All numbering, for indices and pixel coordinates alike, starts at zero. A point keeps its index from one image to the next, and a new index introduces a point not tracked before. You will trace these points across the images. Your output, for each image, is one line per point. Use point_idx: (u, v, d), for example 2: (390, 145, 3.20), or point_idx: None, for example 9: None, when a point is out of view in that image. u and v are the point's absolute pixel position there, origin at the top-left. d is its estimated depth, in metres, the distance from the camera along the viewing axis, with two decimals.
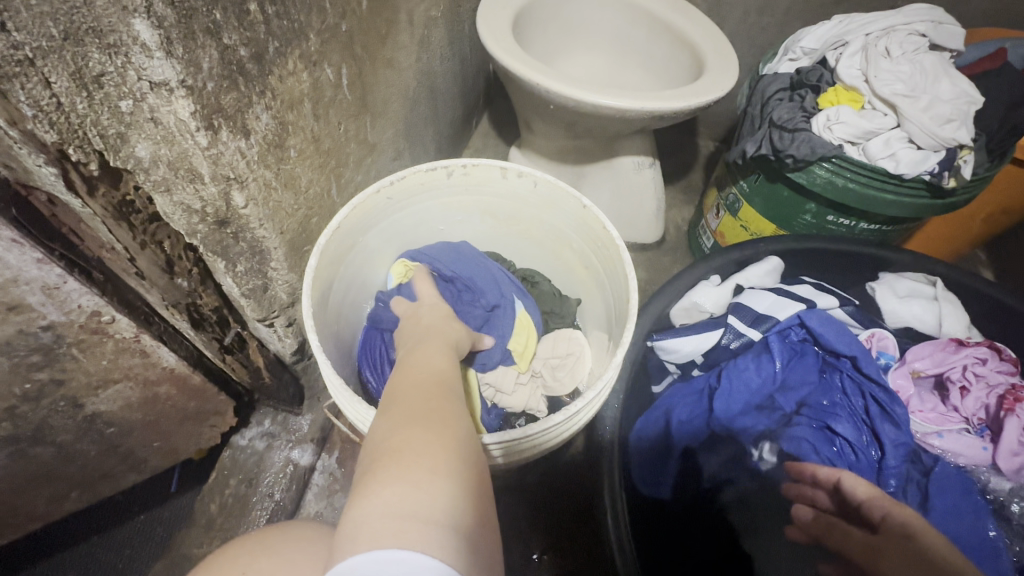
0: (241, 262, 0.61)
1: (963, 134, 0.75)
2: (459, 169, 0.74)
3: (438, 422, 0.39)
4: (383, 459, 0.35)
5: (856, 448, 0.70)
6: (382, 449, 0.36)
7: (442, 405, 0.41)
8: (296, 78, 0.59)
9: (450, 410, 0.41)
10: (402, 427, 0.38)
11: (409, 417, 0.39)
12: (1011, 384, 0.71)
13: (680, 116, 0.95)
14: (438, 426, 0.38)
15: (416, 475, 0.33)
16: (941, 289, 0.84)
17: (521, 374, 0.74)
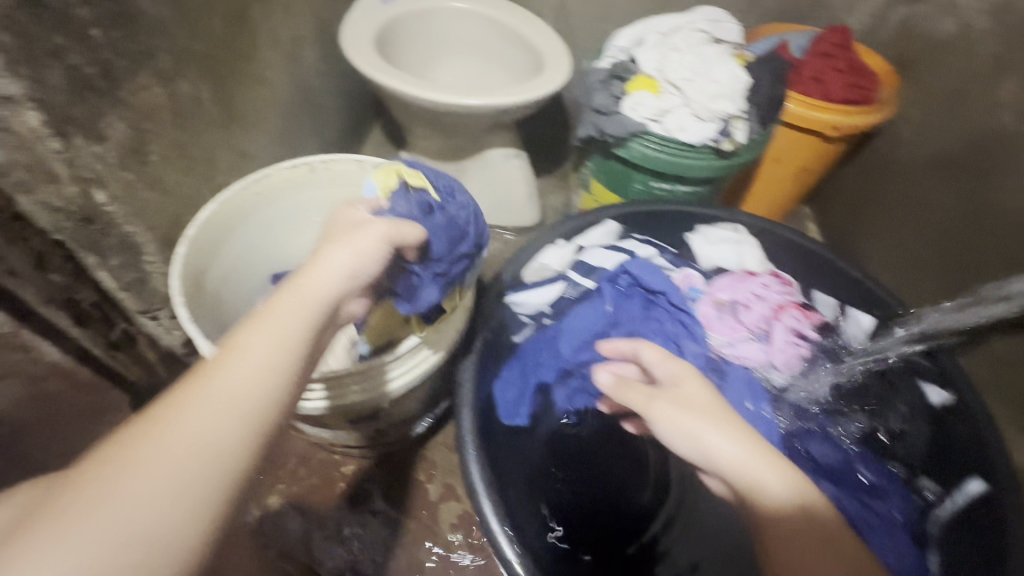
0: (113, 256, 0.69)
1: (730, 107, 0.95)
2: (321, 164, 0.85)
3: (167, 458, 0.35)
4: (76, 491, 0.33)
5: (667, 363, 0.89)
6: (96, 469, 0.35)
7: (195, 428, 0.36)
8: (150, 92, 0.67)
9: (199, 438, 0.36)
10: (126, 452, 0.35)
11: (145, 438, 0.36)
12: (782, 301, 0.89)
13: (526, 108, 1.10)
14: (160, 462, 0.35)
15: (80, 534, 0.32)
16: (742, 232, 1.01)
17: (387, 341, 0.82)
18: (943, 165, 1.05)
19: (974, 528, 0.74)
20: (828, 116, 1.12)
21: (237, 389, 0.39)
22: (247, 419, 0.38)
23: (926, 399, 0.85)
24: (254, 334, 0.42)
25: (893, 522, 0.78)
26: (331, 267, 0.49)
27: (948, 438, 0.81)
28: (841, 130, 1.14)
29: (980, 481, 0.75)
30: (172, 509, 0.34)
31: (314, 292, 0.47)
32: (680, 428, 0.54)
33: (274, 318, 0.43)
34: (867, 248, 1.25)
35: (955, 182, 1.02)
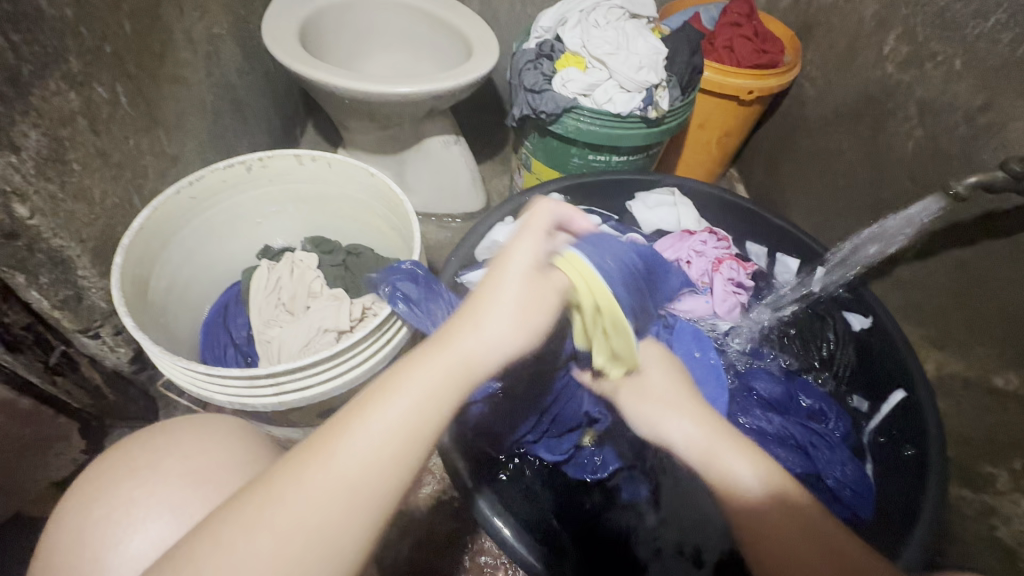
0: (44, 274, 0.66)
1: (653, 77, 1.00)
2: (257, 163, 0.83)
3: (300, 532, 0.38)
4: (256, 522, 0.37)
5: None
6: (235, 517, 0.38)
7: (336, 503, 0.39)
8: (63, 98, 0.64)
9: (334, 513, 0.38)
10: (270, 509, 0.38)
11: (288, 501, 0.38)
12: (720, 253, 0.97)
13: (459, 93, 1.12)
14: (293, 537, 0.37)
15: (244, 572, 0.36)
16: (678, 196, 1.08)
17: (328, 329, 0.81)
18: (844, 117, 1.16)
19: (901, 430, 0.83)
20: (742, 82, 1.20)
21: (379, 474, 0.40)
22: (380, 500, 0.40)
23: (849, 326, 0.94)
24: (401, 406, 0.42)
25: (834, 437, 0.86)
26: (482, 336, 0.46)
27: (873, 358, 0.91)
28: (755, 95, 1.22)
29: (901, 391, 0.84)
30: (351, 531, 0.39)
31: (462, 365, 0.44)
32: (644, 415, 0.61)
33: (418, 392, 0.42)
34: (790, 199, 1.36)
35: (855, 131, 1.13)
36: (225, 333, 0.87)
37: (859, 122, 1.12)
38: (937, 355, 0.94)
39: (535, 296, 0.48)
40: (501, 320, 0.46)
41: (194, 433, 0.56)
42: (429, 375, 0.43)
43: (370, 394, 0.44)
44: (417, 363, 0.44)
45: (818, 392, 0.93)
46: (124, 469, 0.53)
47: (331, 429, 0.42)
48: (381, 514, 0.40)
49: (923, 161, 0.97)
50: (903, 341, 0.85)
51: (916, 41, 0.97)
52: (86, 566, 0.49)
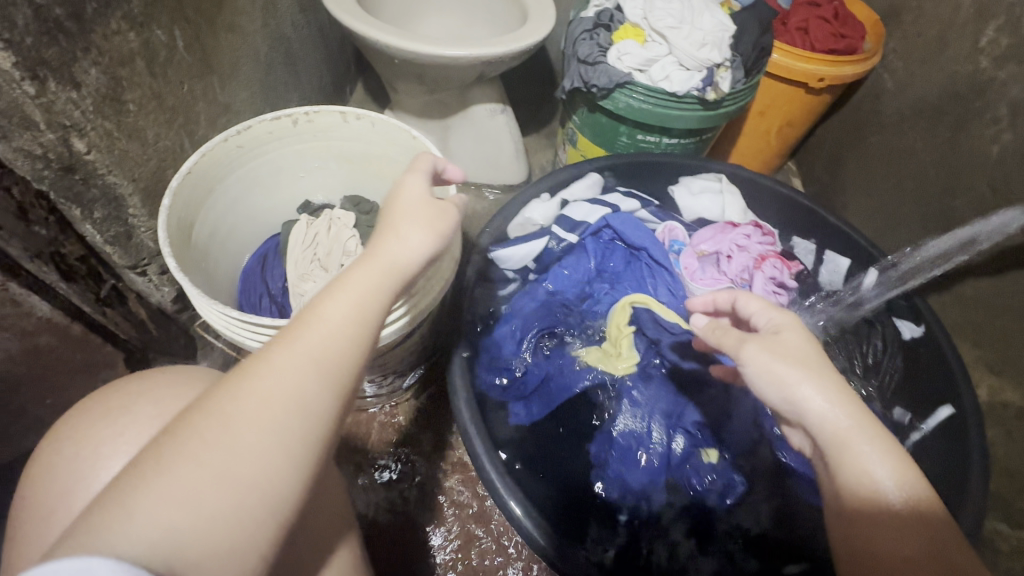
0: (98, 209, 0.69)
1: (716, 55, 0.94)
2: (303, 116, 0.83)
3: (262, 414, 0.40)
4: (201, 416, 0.39)
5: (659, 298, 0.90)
6: (190, 424, 0.39)
7: (287, 387, 0.41)
8: (123, 38, 0.65)
9: (289, 395, 0.41)
10: (223, 407, 0.39)
11: (241, 398, 0.40)
12: (764, 250, 0.90)
13: (511, 61, 1.09)
14: (251, 426, 0.39)
15: (193, 455, 0.37)
16: (724, 183, 1.03)
17: None
18: (924, 114, 1.06)
19: (943, 455, 0.78)
20: (812, 68, 1.11)
21: (315, 367, 0.42)
22: (329, 380, 0.42)
23: (899, 334, 0.89)
24: (338, 300, 0.45)
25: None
26: (403, 245, 0.50)
27: (922, 374, 0.85)
28: (824, 83, 1.13)
29: (948, 408, 0.79)
30: (298, 414, 0.41)
31: (387, 266, 0.48)
32: (773, 375, 0.50)
33: (352, 286, 0.46)
34: (850, 197, 1.27)
35: (933, 129, 1.04)
36: (262, 282, 0.90)
37: (938, 121, 1.03)
38: (992, 380, 0.87)
39: (436, 211, 0.53)
40: (417, 228, 0.51)
41: (163, 375, 0.58)
42: (359, 274, 0.47)
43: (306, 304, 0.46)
44: (345, 271, 0.48)
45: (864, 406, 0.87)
46: (95, 411, 0.54)
47: (272, 339, 0.44)
48: (333, 395, 0.43)
49: (1009, 168, 0.89)
50: (957, 359, 0.80)
51: (1021, 34, 0.87)
52: (48, 507, 0.48)
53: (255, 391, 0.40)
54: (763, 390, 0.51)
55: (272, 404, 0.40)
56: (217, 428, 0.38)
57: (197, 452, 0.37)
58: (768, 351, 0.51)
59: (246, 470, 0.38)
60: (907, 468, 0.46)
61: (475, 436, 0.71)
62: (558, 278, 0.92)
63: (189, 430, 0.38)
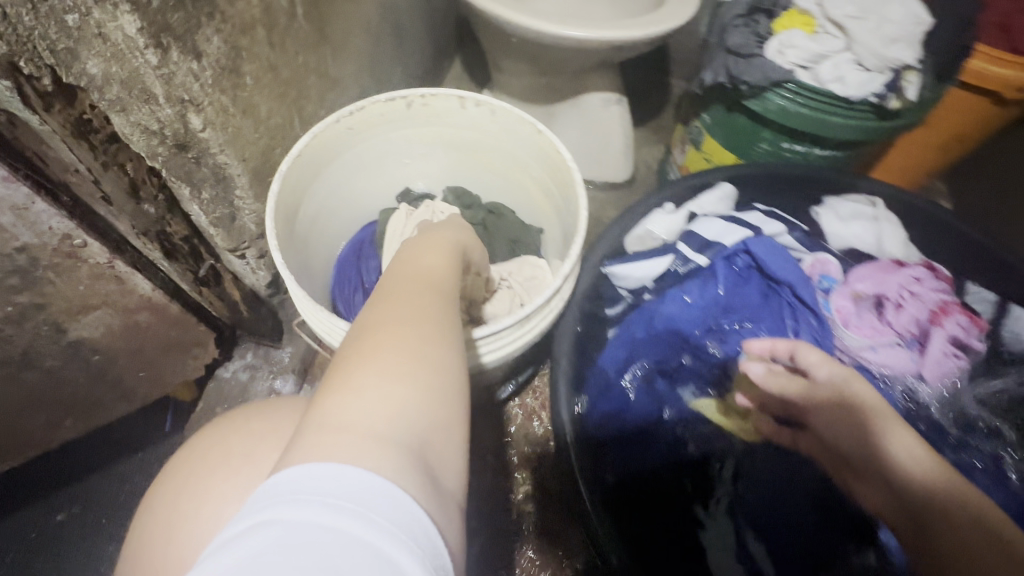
0: (206, 189, 0.65)
1: (909, 55, 0.78)
2: (418, 99, 0.75)
3: (405, 307, 0.40)
4: (351, 336, 0.38)
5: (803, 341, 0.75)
6: (335, 371, 0.34)
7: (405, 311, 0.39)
8: (246, 2, 0.59)
9: (419, 294, 0.42)
10: (355, 345, 0.36)
11: (373, 332, 0.37)
12: (940, 300, 0.75)
13: (641, 46, 0.96)
14: (396, 346, 0.35)
15: (368, 349, 0.35)
16: (882, 209, 0.87)
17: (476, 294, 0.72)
18: None
19: None
20: (1012, 74, 0.91)
21: (428, 281, 0.45)
22: (445, 288, 0.44)
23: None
24: (413, 264, 0.47)
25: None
26: (447, 229, 0.60)
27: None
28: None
29: None
30: (437, 305, 0.41)
31: (442, 237, 0.56)
32: (811, 397, 0.66)
33: (423, 255, 0.50)
34: None
35: None
36: (357, 274, 0.84)
37: None
38: None
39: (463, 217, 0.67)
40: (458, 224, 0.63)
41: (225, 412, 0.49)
42: (423, 251, 0.51)
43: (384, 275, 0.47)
44: (406, 252, 0.51)
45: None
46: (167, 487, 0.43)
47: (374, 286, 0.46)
48: (451, 296, 0.44)
49: None
50: None
51: None
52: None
53: (387, 300, 0.41)
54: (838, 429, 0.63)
55: (411, 303, 0.40)
56: (372, 329, 0.37)
57: (369, 344, 0.36)
58: (802, 384, 0.67)
59: (423, 343, 0.36)
60: (908, 433, 0.59)
61: (580, 475, 0.64)
62: (674, 303, 0.79)
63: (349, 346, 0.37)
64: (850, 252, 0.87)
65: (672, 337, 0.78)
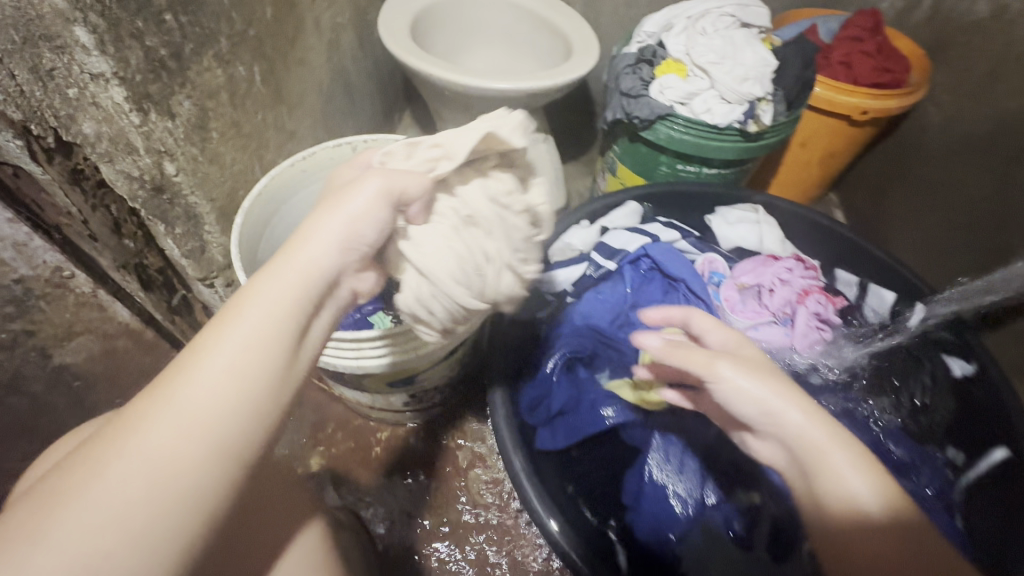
0: (178, 226, 0.75)
1: (758, 89, 0.96)
2: (362, 144, 0.90)
3: (204, 385, 0.38)
4: (144, 403, 0.38)
5: None
6: (95, 458, 0.37)
7: (187, 418, 0.37)
8: (212, 73, 0.73)
9: (212, 371, 0.38)
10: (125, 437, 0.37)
11: (142, 428, 0.37)
12: (807, 284, 0.91)
13: (553, 93, 1.13)
14: (153, 461, 0.36)
15: (134, 440, 0.37)
16: (762, 214, 1.03)
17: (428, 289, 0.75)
18: (974, 148, 1.05)
19: (989, 501, 0.78)
20: (855, 101, 1.12)
21: (244, 344, 0.39)
22: (270, 319, 0.40)
23: (949, 371, 0.88)
24: (239, 319, 0.40)
25: (929, 499, 0.81)
26: (336, 218, 0.44)
27: (975, 415, 0.83)
28: (869, 115, 1.13)
29: (1003, 450, 0.78)
30: (220, 394, 0.38)
31: (306, 256, 0.43)
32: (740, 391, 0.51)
33: (268, 280, 0.41)
34: (895, 232, 1.25)
35: (985, 163, 1.02)
36: None
37: (993, 154, 1.01)
38: None
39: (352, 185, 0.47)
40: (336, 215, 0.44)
41: None
42: (267, 283, 0.41)
43: (210, 320, 0.41)
44: (251, 280, 0.42)
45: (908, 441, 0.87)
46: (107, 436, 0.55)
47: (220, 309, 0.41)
48: (277, 353, 0.40)
49: None
50: (1010, 397, 0.78)
51: None
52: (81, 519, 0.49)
53: (177, 374, 0.39)
54: (740, 407, 0.51)
55: (195, 381, 0.38)
56: (150, 414, 0.37)
57: (141, 428, 0.37)
58: (738, 366, 0.52)
59: (188, 440, 0.37)
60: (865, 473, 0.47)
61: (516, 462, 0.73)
62: (591, 303, 0.94)
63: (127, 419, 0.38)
64: (740, 250, 1.03)
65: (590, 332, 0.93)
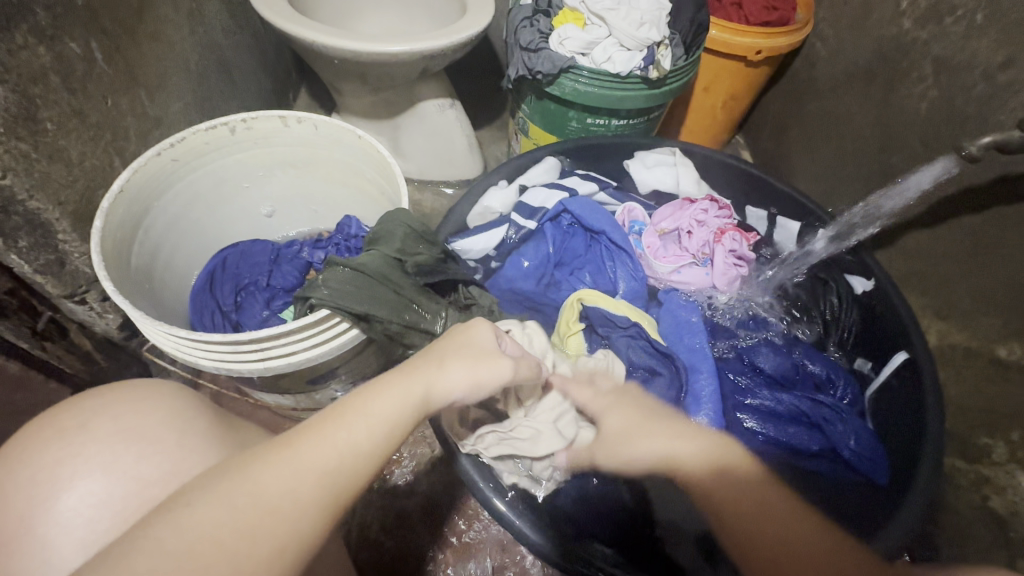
0: (23, 237, 0.65)
1: (655, 34, 0.95)
2: (240, 124, 0.80)
3: (303, 481, 0.40)
4: (235, 478, 0.39)
5: (625, 274, 0.95)
6: (181, 509, 0.37)
7: (275, 497, 0.39)
8: (31, 53, 0.61)
9: (324, 474, 0.41)
10: (212, 494, 0.38)
11: (245, 500, 0.38)
12: (721, 224, 0.96)
13: (451, 53, 1.07)
14: (242, 535, 0.37)
15: (227, 511, 0.38)
16: (679, 156, 1.04)
17: (377, 281, 0.68)
18: (856, 78, 1.11)
19: (890, 403, 0.86)
20: (750, 41, 1.14)
21: (348, 462, 0.42)
22: (377, 449, 0.44)
23: (851, 289, 0.95)
24: (349, 422, 0.44)
25: (845, 408, 0.86)
26: (458, 370, 0.50)
27: (876, 327, 0.91)
28: (763, 55, 1.16)
29: (903, 353, 0.84)
30: (319, 490, 0.41)
31: (419, 391, 0.48)
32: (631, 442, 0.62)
33: (376, 406, 0.45)
34: (796, 166, 1.31)
35: (868, 92, 1.08)
36: (213, 298, 0.86)
37: (872, 83, 1.07)
38: (940, 326, 0.93)
39: (466, 343, 0.53)
40: (460, 365, 0.50)
41: (130, 390, 0.54)
42: (387, 397, 0.46)
43: (323, 412, 0.45)
44: (371, 390, 0.46)
45: (823, 358, 0.92)
46: (40, 436, 0.50)
47: (329, 412, 0.45)
48: (364, 475, 0.43)
49: (937, 124, 0.93)
50: (902, 306, 0.85)
51: None
52: (11, 528, 0.46)
53: (282, 460, 0.41)
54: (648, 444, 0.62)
55: (299, 482, 0.40)
56: (246, 498, 0.38)
57: (237, 506, 0.38)
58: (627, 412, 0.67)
59: (279, 532, 0.38)
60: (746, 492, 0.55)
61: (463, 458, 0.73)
62: (514, 266, 0.92)
63: (222, 486, 0.39)
64: (657, 193, 1.05)
65: (516, 296, 0.93)
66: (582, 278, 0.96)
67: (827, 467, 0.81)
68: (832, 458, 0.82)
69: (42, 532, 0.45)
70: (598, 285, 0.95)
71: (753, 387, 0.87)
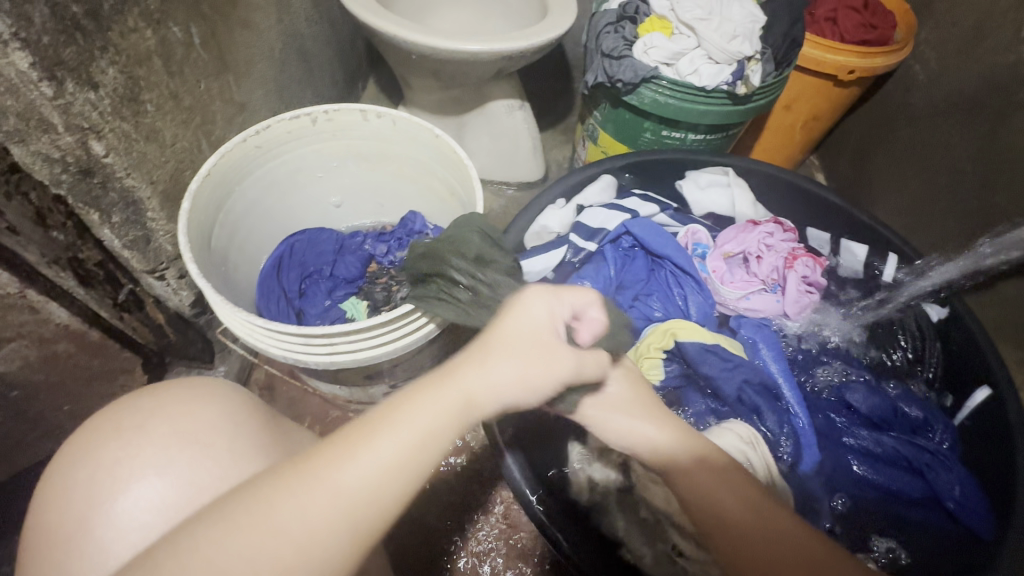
0: (116, 213, 0.68)
1: (746, 48, 0.90)
2: (322, 115, 0.81)
3: (354, 488, 0.39)
4: (288, 484, 0.39)
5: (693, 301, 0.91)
6: (236, 512, 0.38)
7: (328, 505, 0.38)
8: (140, 36, 0.63)
9: (372, 482, 0.40)
10: (271, 497, 0.38)
11: (295, 500, 0.38)
12: (790, 247, 0.92)
13: (529, 55, 1.05)
14: (292, 543, 0.37)
15: (281, 518, 0.37)
16: (733, 175, 1.00)
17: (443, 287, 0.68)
18: (959, 106, 1.03)
19: (983, 448, 0.79)
20: (843, 60, 1.07)
21: (395, 468, 0.40)
22: (428, 450, 0.42)
23: (925, 317, 0.90)
24: (400, 426, 0.42)
25: (941, 449, 0.80)
26: (489, 372, 0.46)
27: (958, 362, 0.84)
28: (855, 75, 1.09)
29: (986, 388, 0.80)
30: (369, 498, 0.39)
31: (467, 392, 0.45)
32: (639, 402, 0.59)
33: (424, 407, 0.43)
34: (878, 195, 1.23)
35: (972, 122, 1.00)
36: (277, 283, 0.87)
37: (978, 113, 0.99)
38: None
39: (542, 348, 0.48)
40: (509, 360, 0.47)
41: (182, 388, 0.55)
42: (433, 396, 0.44)
43: (372, 413, 0.43)
44: (417, 386, 0.45)
45: (916, 398, 0.86)
46: (96, 437, 0.51)
47: (380, 413, 0.43)
48: (413, 480, 0.41)
49: None
50: (989, 348, 0.80)
51: None
52: (70, 527, 0.47)
53: (328, 467, 0.40)
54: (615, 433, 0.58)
55: (344, 487, 0.39)
56: (298, 506, 0.38)
57: (290, 512, 0.38)
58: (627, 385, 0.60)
59: (330, 540, 0.38)
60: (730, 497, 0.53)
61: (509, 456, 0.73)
62: None
63: (274, 490, 0.39)
64: (712, 214, 1.01)
65: None
66: (650, 305, 0.92)
67: (921, 512, 0.77)
68: (932, 505, 0.77)
69: (98, 535, 0.46)
70: (667, 312, 0.92)
71: (847, 426, 0.84)
